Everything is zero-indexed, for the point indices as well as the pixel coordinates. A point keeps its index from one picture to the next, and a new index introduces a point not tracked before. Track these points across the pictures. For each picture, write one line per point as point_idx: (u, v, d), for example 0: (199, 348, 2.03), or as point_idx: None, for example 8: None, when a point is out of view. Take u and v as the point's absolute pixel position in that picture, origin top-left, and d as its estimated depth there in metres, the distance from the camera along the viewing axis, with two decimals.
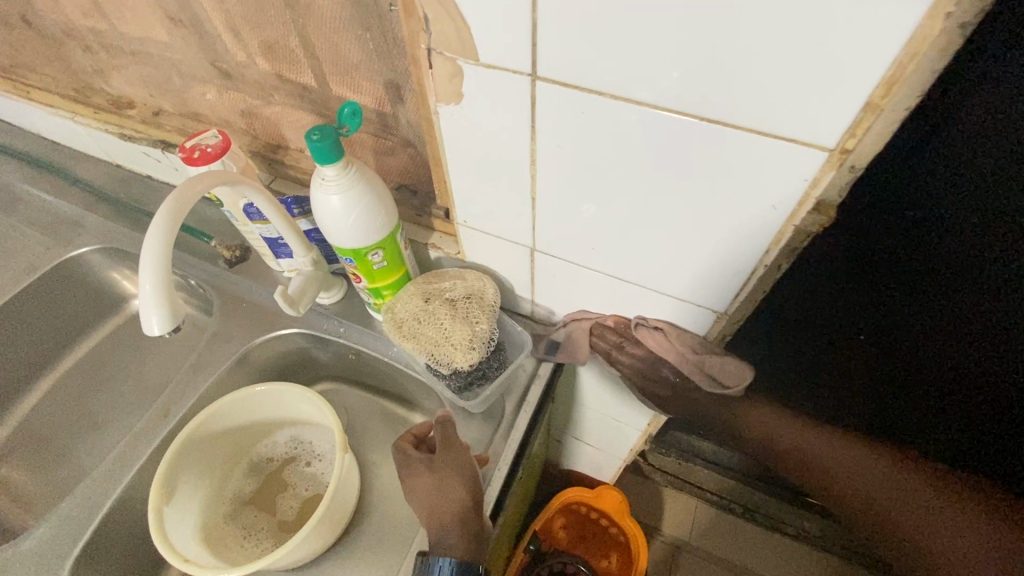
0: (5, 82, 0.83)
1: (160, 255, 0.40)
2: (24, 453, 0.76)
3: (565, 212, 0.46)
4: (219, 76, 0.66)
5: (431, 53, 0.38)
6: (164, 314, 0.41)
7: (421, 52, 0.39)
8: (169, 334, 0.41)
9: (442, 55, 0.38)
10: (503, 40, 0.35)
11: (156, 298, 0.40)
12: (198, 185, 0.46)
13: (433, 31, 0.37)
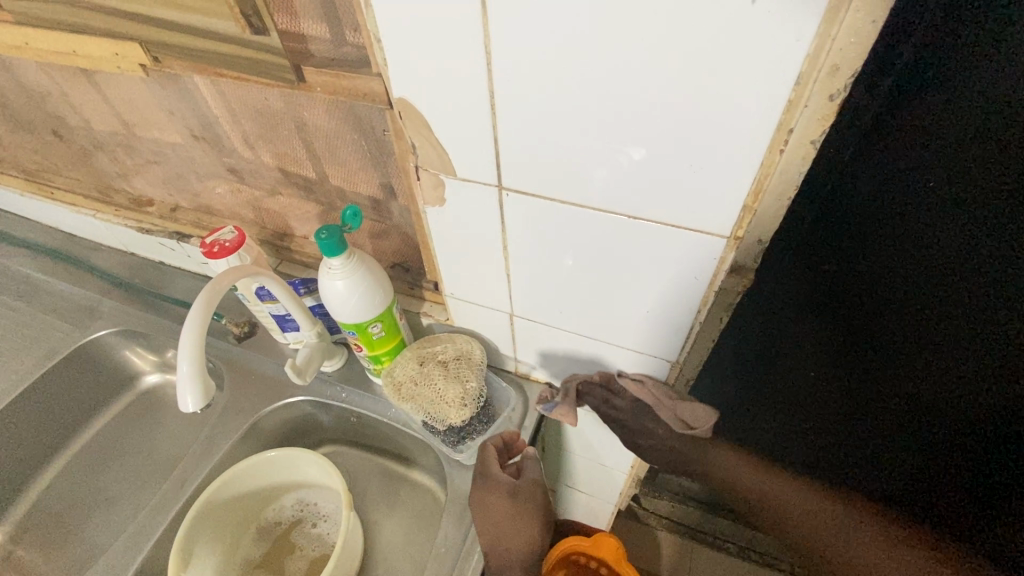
0: (30, 185, 0.92)
1: (196, 343, 0.48)
2: (40, 531, 0.80)
3: (534, 284, 0.55)
4: (233, 177, 0.75)
5: (418, 170, 0.48)
6: (197, 393, 0.48)
7: (411, 168, 0.49)
8: (200, 410, 0.49)
9: (428, 172, 0.48)
10: (474, 161, 0.45)
11: (191, 380, 0.48)
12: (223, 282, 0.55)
13: (420, 155, 0.46)
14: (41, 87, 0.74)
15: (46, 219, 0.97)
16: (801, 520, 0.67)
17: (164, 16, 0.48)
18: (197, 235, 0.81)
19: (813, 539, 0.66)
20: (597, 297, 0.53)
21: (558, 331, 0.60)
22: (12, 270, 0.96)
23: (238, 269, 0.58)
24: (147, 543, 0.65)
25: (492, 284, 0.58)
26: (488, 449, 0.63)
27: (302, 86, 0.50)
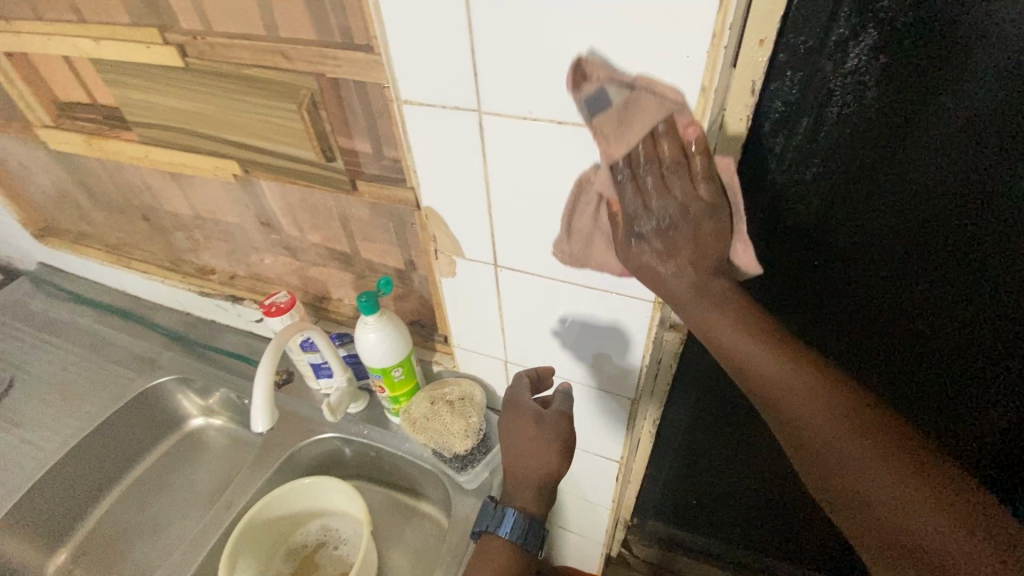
0: (112, 256, 1.11)
1: (267, 377, 0.64)
2: (95, 554, 0.92)
3: (523, 335, 0.71)
4: (286, 252, 0.93)
5: (438, 253, 0.66)
6: (267, 415, 0.63)
7: (431, 250, 0.67)
8: (267, 430, 0.64)
9: (444, 254, 0.66)
10: (477, 247, 0.62)
11: (262, 405, 0.63)
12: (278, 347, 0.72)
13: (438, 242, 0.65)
14: (142, 182, 0.95)
15: (118, 283, 1.15)
16: (833, 436, 0.44)
17: (261, 145, 0.68)
18: (250, 298, 0.98)
19: (879, 503, 0.43)
20: (570, 347, 0.69)
21: (542, 373, 0.76)
22: (85, 327, 1.13)
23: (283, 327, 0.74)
24: (200, 556, 0.78)
25: (490, 336, 0.74)
26: (523, 376, 0.71)
27: (355, 193, 0.69)
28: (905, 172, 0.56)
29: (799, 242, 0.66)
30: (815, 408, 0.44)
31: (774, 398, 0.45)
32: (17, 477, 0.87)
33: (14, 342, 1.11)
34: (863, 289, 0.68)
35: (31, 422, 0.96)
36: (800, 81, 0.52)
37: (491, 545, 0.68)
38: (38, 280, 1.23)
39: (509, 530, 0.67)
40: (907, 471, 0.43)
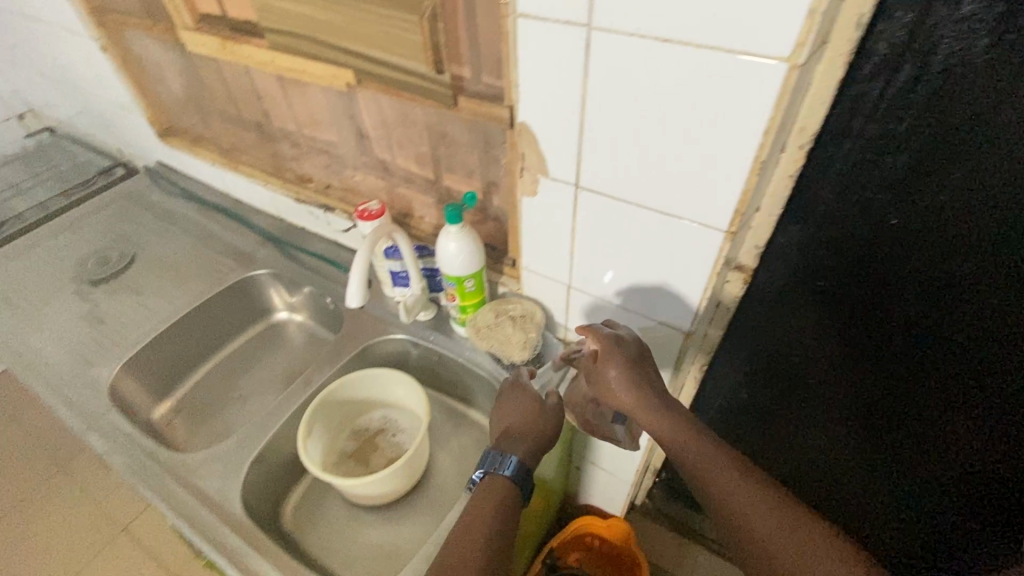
0: (222, 157, 1.23)
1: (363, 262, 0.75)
2: (191, 409, 1.06)
3: (591, 261, 0.76)
4: (378, 167, 1.02)
5: (523, 170, 0.71)
6: (361, 293, 0.75)
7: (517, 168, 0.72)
8: (360, 305, 0.76)
9: (529, 172, 0.71)
10: (562, 166, 0.67)
11: (358, 285, 0.75)
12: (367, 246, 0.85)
13: (525, 159, 0.70)
14: (260, 89, 1.05)
15: (224, 186, 1.28)
16: (745, 505, 0.61)
17: (379, 55, 0.75)
18: (340, 208, 1.08)
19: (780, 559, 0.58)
20: (633, 275, 0.73)
21: (602, 302, 0.80)
22: (196, 221, 1.28)
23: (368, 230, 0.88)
24: (283, 418, 0.88)
25: (558, 260, 0.80)
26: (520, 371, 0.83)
27: (455, 108, 0.75)
28: (1016, 131, 0.56)
29: (872, 191, 0.66)
30: (730, 482, 0.62)
31: (700, 477, 0.64)
32: (138, 334, 1.02)
33: (135, 226, 1.27)
34: (929, 253, 0.69)
35: (149, 291, 1.11)
36: (909, 24, 0.54)
37: (494, 488, 0.68)
38: (156, 176, 1.39)
39: (513, 472, 0.69)
40: (801, 524, 0.59)
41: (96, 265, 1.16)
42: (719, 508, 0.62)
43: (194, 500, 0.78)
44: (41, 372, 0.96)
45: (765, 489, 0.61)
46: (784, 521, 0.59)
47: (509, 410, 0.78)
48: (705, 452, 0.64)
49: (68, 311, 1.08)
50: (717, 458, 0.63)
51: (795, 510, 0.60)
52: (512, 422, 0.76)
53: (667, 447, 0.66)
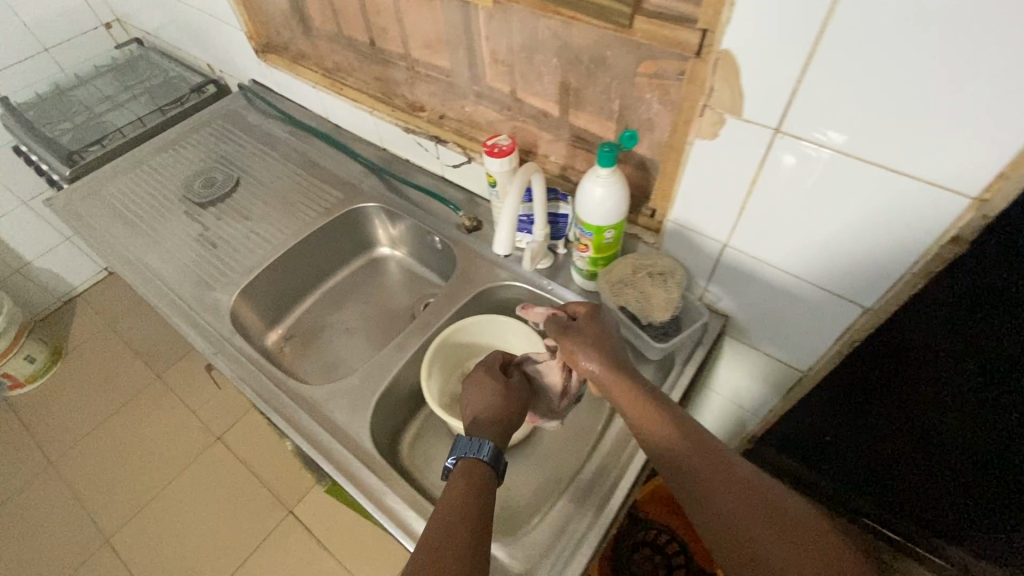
0: (326, 79, 1.16)
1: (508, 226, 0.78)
2: (301, 339, 1.07)
3: (764, 219, 0.68)
4: (503, 99, 0.93)
5: (707, 108, 0.62)
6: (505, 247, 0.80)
7: (698, 106, 0.63)
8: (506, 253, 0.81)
9: (715, 111, 0.62)
10: (765, 106, 0.58)
11: (501, 243, 0.80)
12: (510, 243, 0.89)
13: (714, 95, 0.60)
14: (378, 3, 0.96)
15: (324, 111, 1.23)
16: (716, 491, 0.59)
17: None
18: (455, 141, 1.01)
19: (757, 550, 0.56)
20: (818, 239, 0.64)
21: (763, 265, 0.72)
22: (295, 147, 1.24)
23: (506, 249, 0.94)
24: (404, 358, 0.87)
25: (721, 215, 0.72)
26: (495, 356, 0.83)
27: (628, 31, 0.65)
28: None
29: None
30: (704, 465, 0.60)
31: (673, 461, 0.62)
32: (252, 261, 1.02)
33: (236, 148, 1.24)
34: None
35: (257, 217, 1.09)
36: None
37: (472, 470, 0.68)
38: (251, 96, 1.34)
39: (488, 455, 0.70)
40: (777, 509, 0.58)
41: (202, 186, 1.15)
42: (690, 492, 0.61)
43: (323, 432, 0.79)
44: (164, 291, 0.97)
45: (732, 471, 0.60)
46: (758, 504, 0.58)
47: (469, 392, 0.80)
48: (675, 434, 0.63)
49: (182, 232, 1.08)
50: (704, 444, 0.62)
51: (768, 496, 0.59)
52: (477, 410, 0.77)
53: (642, 430, 0.65)
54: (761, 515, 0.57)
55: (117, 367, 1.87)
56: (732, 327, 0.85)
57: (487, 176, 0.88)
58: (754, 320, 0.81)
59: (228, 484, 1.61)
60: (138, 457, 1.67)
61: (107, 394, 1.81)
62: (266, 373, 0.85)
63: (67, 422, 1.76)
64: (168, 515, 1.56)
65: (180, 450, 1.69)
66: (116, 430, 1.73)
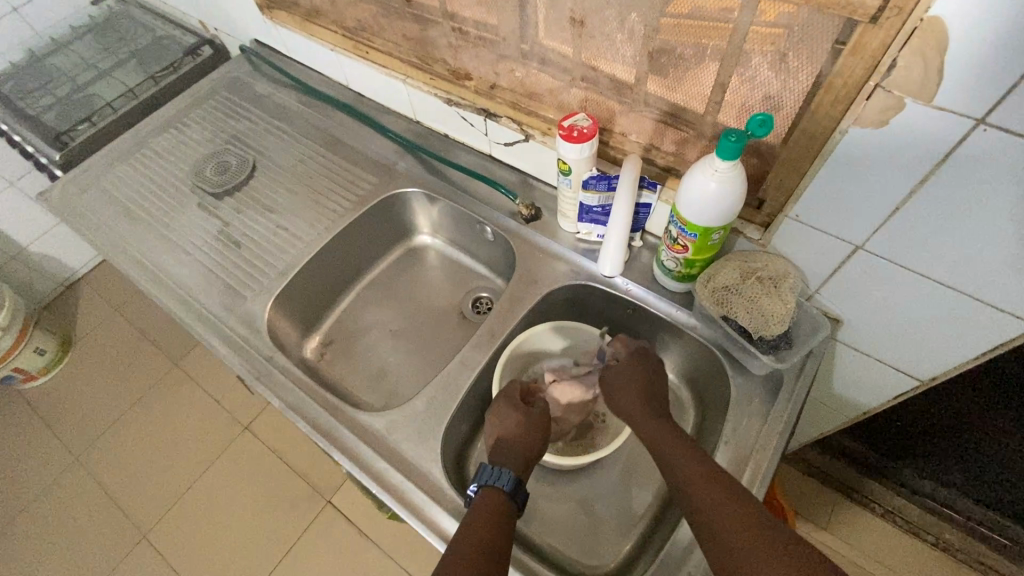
0: (348, 41, 0.99)
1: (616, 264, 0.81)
2: (342, 343, 0.96)
3: (923, 223, 0.57)
4: (571, 65, 0.79)
5: (879, 89, 0.51)
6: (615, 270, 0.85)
7: (866, 86, 0.51)
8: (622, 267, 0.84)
9: (889, 92, 0.50)
10: (971, 92, 0.46)
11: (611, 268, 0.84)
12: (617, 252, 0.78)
13: (895, 74, 0.49)
14: None
15: (345, 78, 1.07)
16: (693, 485, 0.58)
17: None
18: (510, 116, 0.88)
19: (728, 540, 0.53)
20: (1001, 252, 0.54)
21: (910, 273, 0.62)
22: (314, 121, 1.08)
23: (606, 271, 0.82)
24: (474, 373, 0.78)
25: (866, 216, 0.60)
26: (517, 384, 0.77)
27: None
28: None
29: None
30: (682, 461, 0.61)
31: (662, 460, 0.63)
32: (286, 262, 0.91)
33: (247, 125, 1.09)
34: None
35: (284, 210, 0.97)
36: None
37: (489, 501, 0.61)
38: (257, 62, 1.17)
39: (508, 485, 0.63)
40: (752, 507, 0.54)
41: (215, 173, 1.01)
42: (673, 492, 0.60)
43: (394, 469, 0.69)
44: (189, 302, 0.86)
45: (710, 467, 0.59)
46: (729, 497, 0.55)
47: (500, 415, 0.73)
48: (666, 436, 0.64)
49: (199, 230, 0.95)
50: (670, 432, 0.65)
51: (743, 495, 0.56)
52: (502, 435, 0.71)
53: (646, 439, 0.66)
54: (733, 507, 0.54)
55: (130, 358, 1.77)
56: (843, 331, 0.76)
57: (560, 163, 0.75)
58: (874, 326, 0.72)
59: (263, 478, 1.55)
60: (164, 452, 1.61)
61: (124, 386, 1.72)
62: (316, 399, 0.75)
63: (84, 418, 1.68)
64: (206, 513, 1.50)
65: (207, 443, 1.62)
66: (137, 425, 1.66)
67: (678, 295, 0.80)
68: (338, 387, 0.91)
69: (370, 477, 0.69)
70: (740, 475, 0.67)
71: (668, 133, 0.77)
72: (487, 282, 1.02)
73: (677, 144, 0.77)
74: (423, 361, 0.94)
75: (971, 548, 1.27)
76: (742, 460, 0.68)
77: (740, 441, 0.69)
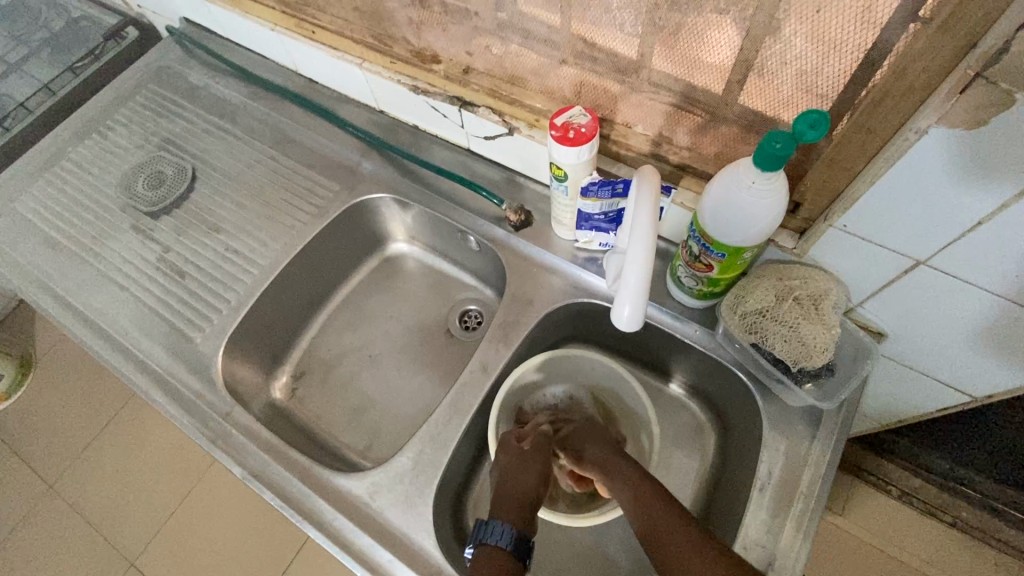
0: (290, 19, 0.83)
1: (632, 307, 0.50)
2: (313, 376, 0.84)
3: (1011, 240, 0.46)
4: (560, 43, 0.64)
5: (978, 80, 0.38)
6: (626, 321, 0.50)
7: (961, 74, 0.39)
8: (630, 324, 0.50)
9: (994, 85, 0.38)
10: None
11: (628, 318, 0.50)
12: (640, 294, 0.49)
13: (1006, 61, 0.37)
14: None
15: (292, 62, 0.91)
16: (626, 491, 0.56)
17: None
18: (490, 106, 0.74)
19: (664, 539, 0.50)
20: None
21: (980, 290, 0.52)
22: (262, 116, 0.93)
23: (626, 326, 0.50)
24: (467, 417, 0.67)
25: (935, 229, 0.49)
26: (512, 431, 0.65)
27: None
28: None
29: None
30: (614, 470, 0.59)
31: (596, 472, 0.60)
32: (238, 292, 0.78)
33: (184, 127, 0.94)
34: None
35: (232, 229, 0.83)
36: None
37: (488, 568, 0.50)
38: (188, 45, 1.00)
39: (507, 541, 0.52)
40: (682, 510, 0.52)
41: (149, 187, 0.87)
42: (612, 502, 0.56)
43: (379, 543, 0.60)
44: (127, 349, 0.74)
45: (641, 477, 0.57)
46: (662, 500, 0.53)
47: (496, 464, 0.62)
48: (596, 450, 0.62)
49: (135, 259, 0.82)
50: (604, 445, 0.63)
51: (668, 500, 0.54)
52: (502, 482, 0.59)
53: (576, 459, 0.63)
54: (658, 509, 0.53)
55: (67, 377, 1.50)
56: (886, 344, 0.65)
57: (554, 168, 0.62)
58: (928, 342, 0.62)
59: (237, 509, 1.33)
60: (114, 488, 1.36)
61: (58, 414, 1.46)
62: (284, 463, 0.64)
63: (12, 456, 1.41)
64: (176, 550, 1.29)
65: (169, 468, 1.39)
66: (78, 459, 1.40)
67: (696, 311, 0.69)
68: (313, 429, 0.80)
69: (352, 555, 0.60)
70: (781, 528, 0.58)
71: (682, 122, 0.64)
72: (475, 292, 0.90)
73: (692, 135, 0.64)
74: (408, 391, 0.82)
75: (988, 525, 1.17)
76: (783, 509, 0.59)
77: (779, 485, 0.60)
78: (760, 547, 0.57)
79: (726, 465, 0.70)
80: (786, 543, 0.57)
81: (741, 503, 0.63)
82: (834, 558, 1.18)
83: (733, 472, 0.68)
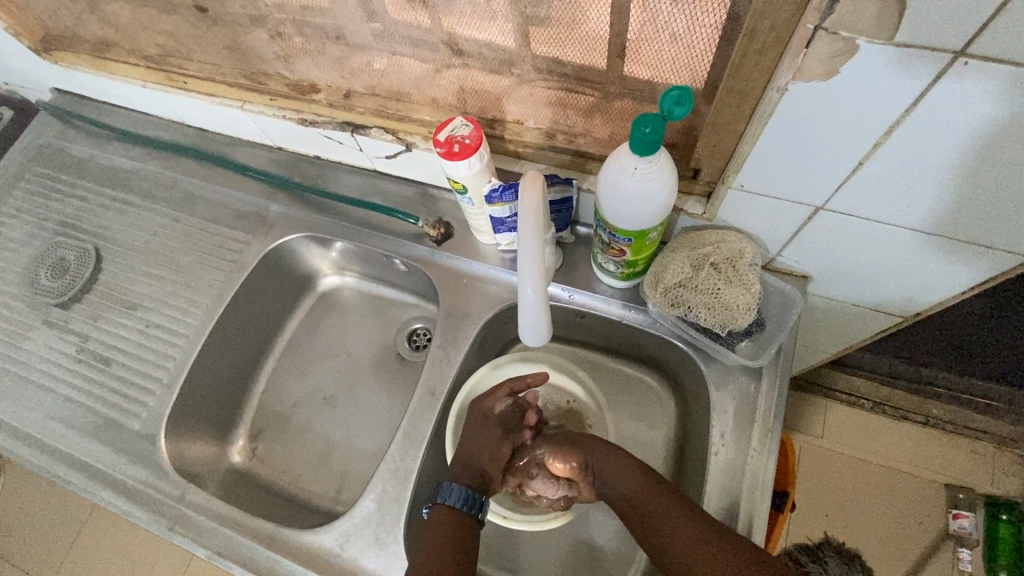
0: (159, 74, 0.78)
1: (541, 315, 0.56)
2: (270, 431, 0.82)
3: (893, 173, 0.46)
4: (430, 50, 0.62)
5: (819, 32, 0.38)
6: (538, 333, 0.59)
7: (803, 31, 0.39)
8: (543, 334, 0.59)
9: (834, 35, 0.38)
10: (944, 21, 0.34)
11: (537, 328, 0.58)
12: (539, 313, 0.56)
13: (838, 10, 0.36)
14: None
15: (176, 115, 0.86)
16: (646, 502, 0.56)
17: None
18: (380, 126, 0.71)
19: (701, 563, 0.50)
20: (991, 196, 0.45)
21: (879, 225, 0.53)
22: (159, 177, 0.89)
23: (532, 334, 0.58)
24: (424, 445, 0.67)
25: (822, 175, 0.50)
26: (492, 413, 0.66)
27: None
28: None
29: None
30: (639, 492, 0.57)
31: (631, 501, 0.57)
32: (168, 369, 0.75)
33: (78, 205, 0.89)
34: None
35: (150, 303, 0.80)
36: None
37: (442, 522, 0.57)
38: (64, 117, 0.94)
39: (463, 500, 0.58)
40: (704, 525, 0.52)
41: (53, 277, 0.83)
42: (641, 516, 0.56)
43: None
44: (65, 453, 0.71)
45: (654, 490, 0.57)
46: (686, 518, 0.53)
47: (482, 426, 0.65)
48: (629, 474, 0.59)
49: (53, 357, 0.78)
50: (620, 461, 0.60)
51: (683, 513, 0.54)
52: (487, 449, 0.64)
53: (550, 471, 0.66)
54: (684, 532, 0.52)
55: None
56: (812, 285, 0.66)
57: (452, 184, 0.61)
58: (847, 278, 0.63)
59: None
60: None
61: None
62: (248, 535, 0.63)
63: None
64: None
65: None
66: None
67: (627, 291, 0.69)
68: (281, 484, 0.79)
69: None
70: (739, 488, 0.59)
71: (571, 106, 0.62)
72: (418, 310, 0.88)
73: (585, 119, 0.63)
74: (368, 425, 0.81)
75: (960, 418, 1.22)
76: (740, 469, 0.60)
77: (732, 447, 0.61)
78: (725, 510, 0.58)
79: (687, 433, 0.71)
80: (747, 502, 0.58)
81: (701, 470, 0.63)
82: (823, 478, 1.22)
83: (693, 438, 0.68)
